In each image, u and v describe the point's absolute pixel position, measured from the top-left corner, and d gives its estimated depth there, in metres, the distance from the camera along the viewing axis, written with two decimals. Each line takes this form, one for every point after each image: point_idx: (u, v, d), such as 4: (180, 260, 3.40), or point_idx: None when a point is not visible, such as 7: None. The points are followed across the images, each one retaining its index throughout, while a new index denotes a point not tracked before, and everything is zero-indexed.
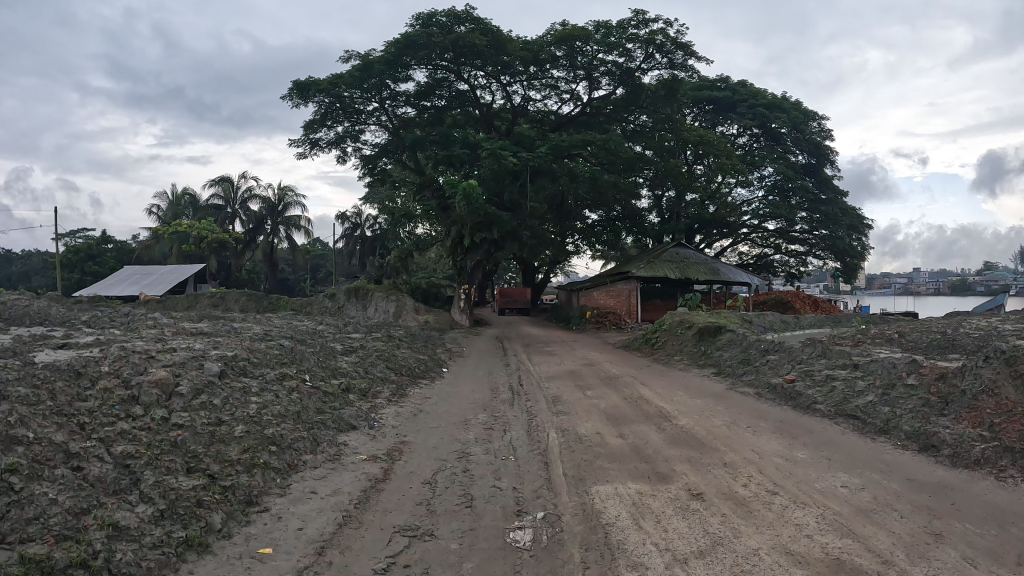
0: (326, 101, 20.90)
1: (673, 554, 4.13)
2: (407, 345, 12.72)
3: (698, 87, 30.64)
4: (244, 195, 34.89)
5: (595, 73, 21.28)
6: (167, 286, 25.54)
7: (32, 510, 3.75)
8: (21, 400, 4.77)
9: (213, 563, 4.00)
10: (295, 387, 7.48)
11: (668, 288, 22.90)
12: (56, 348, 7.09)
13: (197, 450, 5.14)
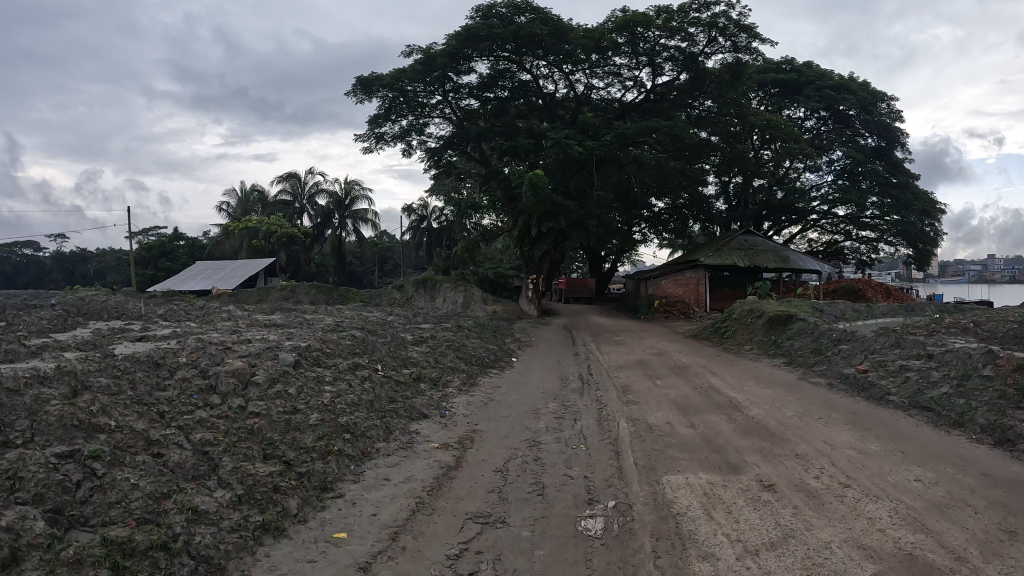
0: (390, 96, 21.16)
1: (744, 545, 4.07)
2: (476, 335, 12.81)
3: (763, 69, 29.93)
4: (311, 190, 35.49)
5: (657, 59, 20.96)
6: (239, 280, 26.26)
7: (115, 494, 3.92)
8: (102, 389, 4.99)
9: (289, 547, 4.11)
10: (368, 375, 7.63)
11: (738, 275, 21.87)
12: (135, 340, 7.38)
13: (273, 437, 5.29)
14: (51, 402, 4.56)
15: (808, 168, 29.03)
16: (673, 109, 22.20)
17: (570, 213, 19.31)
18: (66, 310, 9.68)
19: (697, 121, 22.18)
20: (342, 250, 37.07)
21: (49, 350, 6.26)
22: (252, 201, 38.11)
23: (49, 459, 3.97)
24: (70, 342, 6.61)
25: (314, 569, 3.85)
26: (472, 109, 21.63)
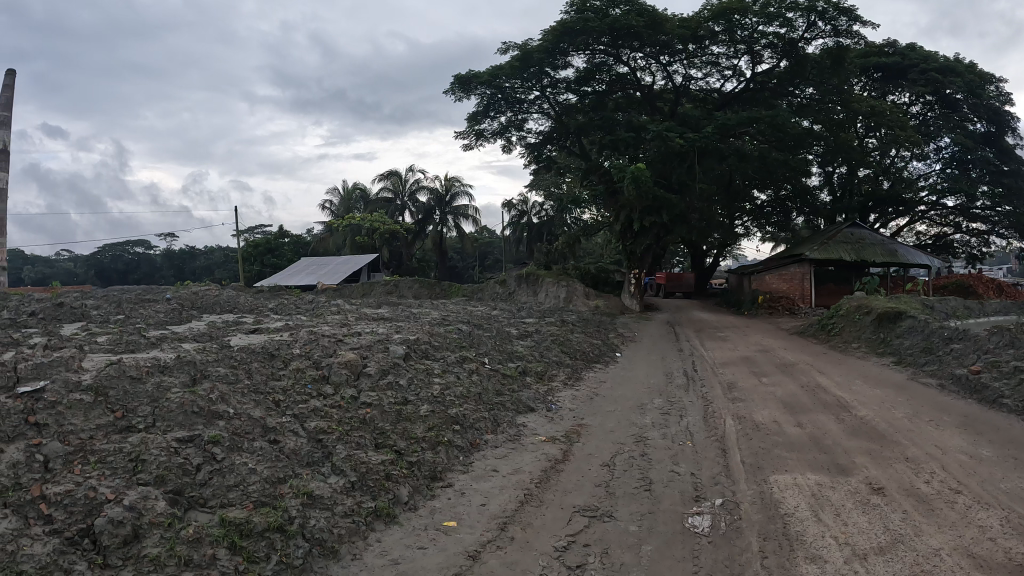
0: (488, 92, 21.45)
1: (852, 549, 3.93)
2: (581, 330, 12.83)
3: (865, 52, 27.90)
4: (412, 187, 36.18)
5: (755, 47, 20.37)
6: (343, 276, 27.10)
7: (233, 477, 4.14)
8: (222, 378, 5.28)
9: (400, 533, 4.25)
10: (475, 368, 7.76)
11: (842, 272, 21.44)
12: (250, 332, 7.74)
13: (384, 426, 5.47)
14: (172, 390, 4.86)
15: (913, 156, 27.63)
16: (775, 96, 21.58)
17: (672, 206, 18.98)
18: (183, 304, 10.22)
19: (799, 109, 21.37)
20: (443, 246, 37.56)
21: (171, 341, 6.65)
22: (354, 199, 39.28)
23: (171, 443, 4.23)
24: (190, 334, 7.01)
25: (424, 556, 3.97)
26: (569, 103, 21.66)
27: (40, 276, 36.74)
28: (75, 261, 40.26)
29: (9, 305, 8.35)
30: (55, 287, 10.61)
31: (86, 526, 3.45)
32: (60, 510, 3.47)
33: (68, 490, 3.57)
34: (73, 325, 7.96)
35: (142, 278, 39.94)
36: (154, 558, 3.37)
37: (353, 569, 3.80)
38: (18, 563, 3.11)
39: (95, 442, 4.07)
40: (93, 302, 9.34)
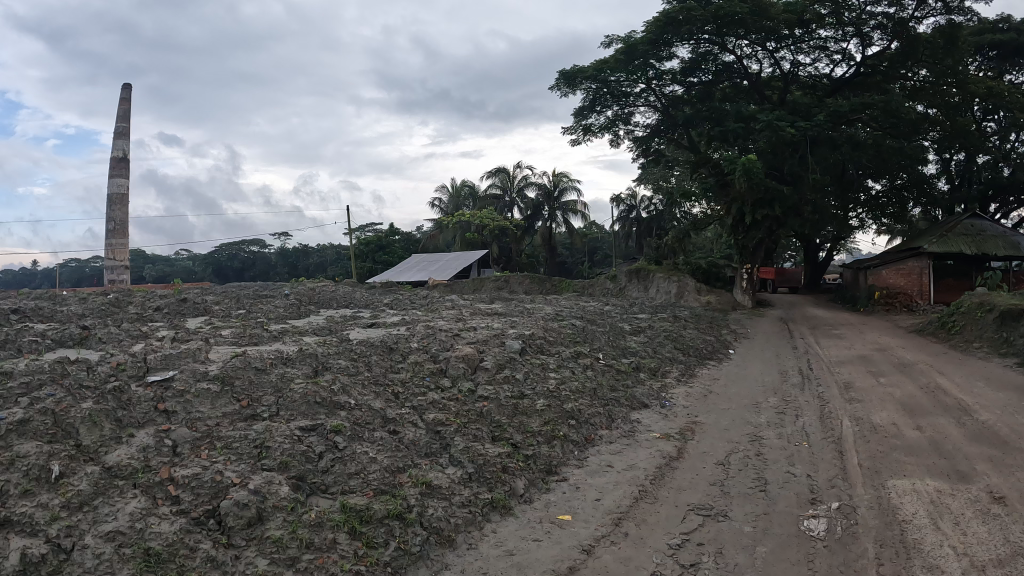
0: (594, 87, 21.57)
1: (971, 560, 3.73)
2: (693, 326, 12.65)
3: (980, 31, 26.48)
4: (521, 183, 35.91)
5: (864, 28, 19.52)
6: (453, 271, 27.09)
7: (354, 466, 4.45)
8: (343, 370, 5.75)
9: (516, 525, 4.40)
10: (589, 364, 7.84)
11: (961, 266, 20.18)
12: (368, 326, 8.11)
13: (501, 420, 5.71)
14: (295, 380, 5.33)
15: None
16: (887, 80, 20.54)
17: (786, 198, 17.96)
18: (300, 298, 10.66)
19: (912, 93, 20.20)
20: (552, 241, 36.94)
21: (291, 334, 7.07)
22: (463, 196, 39.47)
23: (295, 431, 4.63)
24: (310, 329, 7.42)
25: (539, 547, 4.08)
26: (676, 94, 21.40)
27: (164, 274, 38.66)
28: (194, 259, 42.25)
29: (138, 301, 8.92)
30: (181, 282, 11.24)
31: (212, 508, 3.78)
32: (187, 491, 3.83)
33: (195, 474, 3.95)
34: (197, 318, 8.44)
35: (256, 274, 41.77)
36: (276, 540, 3.64)
37: (469, 558, 3.98)
38: (149, 540, 3.42)
39: (220, 429, 4.50)
40: (214, 298, 9.88)
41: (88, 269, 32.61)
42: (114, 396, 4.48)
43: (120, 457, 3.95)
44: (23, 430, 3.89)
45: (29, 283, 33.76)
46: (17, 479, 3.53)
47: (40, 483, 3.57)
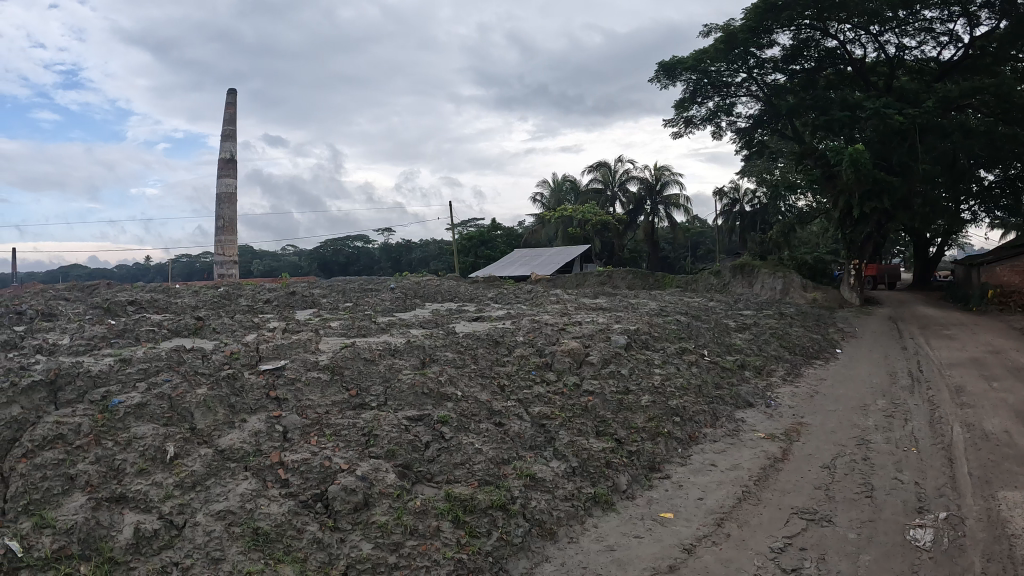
0: (693, 79, 20.53)
1: None
2: (799, 324, 12.26)
3: None
4: (622, 176, 32.99)
5: (972, 7, 18.46)
6: (556, 266, 24.75)
7: (460, 456, 4.88)
8: (450, 362, 6.23)
9: (617, 521, 4.74)
10: (694, 360, 7.73)
11: None
12: (472, 320, 8.45)
13: (606, 415, 5.98)
14: (403, 371, 5.82)
15: None
16: (997, 63, 19.25)
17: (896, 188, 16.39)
18: (405, 292, 10.86)
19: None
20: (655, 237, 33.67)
21: (397, 326, 7.49)
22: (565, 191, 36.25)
23: (402, 421, 5.10)
24: (417, 322, 7.85)
25: (639, 544, 4.43)
26: (779, 84, 19.93)
27: (270, 269, 38.57)
28: (298, 253, 41.53)
29: (248, 293, 9.28)
30: (289, 276, 11.52)
31: (319, 492, 4.27)
32: (295, 475, 4.35)
33: (304, 459, 4.46)
34: (305, 311, 8.78)
35: (359, 269, 41.72)
36: (381, 525, 4.08)
37: (570, 551, 4.36)
38: (257, 520, 3.93)
39: (329, 416, 5.04)
40: (321, 291, 10.22)
41: (198, 265, 33.75)
42: (227, 382, 5.09)
43: (231, 440, 4.52)
44: (140, 413, 4.53)
45: (144, 278, 35.40)
46: (134, 458, 4.15)
47: (155, 462, 4.19)
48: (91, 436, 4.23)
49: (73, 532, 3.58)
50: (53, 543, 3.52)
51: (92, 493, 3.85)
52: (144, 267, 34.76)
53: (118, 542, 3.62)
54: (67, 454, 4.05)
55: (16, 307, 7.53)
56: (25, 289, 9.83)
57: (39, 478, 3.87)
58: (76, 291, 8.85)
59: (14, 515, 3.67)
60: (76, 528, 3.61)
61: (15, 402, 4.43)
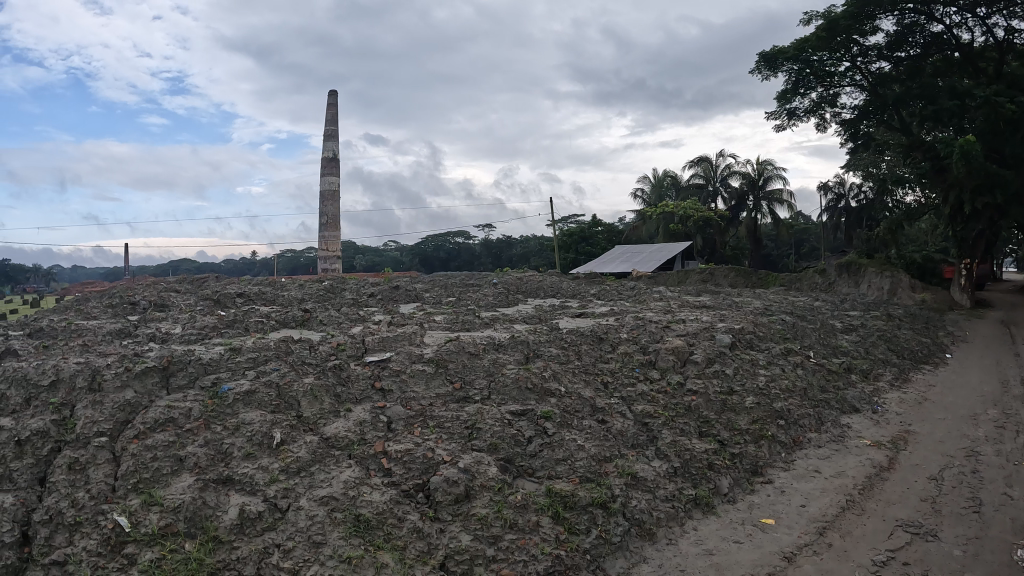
0: (795, 69, 19.13)
1: None
2: (908, 327, 11.74)
3: None
4: (725, 171, 31.24)
5: None
6: (657, 264, 23.58)
7: (562, 452, 4.91)
8: (554, 358, 6.29)
9: (716, 524, 4.72)
10: (800, 362, 7.48)
11: None
12: (577, 317, 8.48)
13: (709, 415, 5.91)
14: (507, 366, 5.91)
15: None
16: None
17: (1010, 182, 15.25)
18: (509, 288, 10.96)
19: None
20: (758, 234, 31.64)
21: (501, 322, 7.65)
22: (666, 187, 34.63)
23: (507, 415, 5.17)
24: (521, 317, 8.01)
25: (739, 550, 4.37)
26: (883, 73, 18.84)
27: (374, 263, 38.29)
28: (398, 248, 41.88)
29: (353, 287, 9.59)
30: (392, 272, 11.74)
31: (421, 482, 4.38)
32: (398, 464, 4.48)
33: (408, 449, 4.59)
34: (409, 305, 9.01)
35: (460, 266, 39.67)
36: (480, 518, 4.15)
37: (668, 553, 4.36)
38: (359, 507, 4.05)
39: (433, 408, 5.18)
40: (424, 286, 10.45)
41: (302, 260, 34.36)
42: (335, 373, 5.39)
43: (337, 429, 4.74)
44: (249, 400, 4.83)
45: (250, 271, 37.09)
46: (241, 443, 4.40)
47: (262, 447, 4.42)
48: (201, 420, 4.53)
49: (179, 512, 3.81)
50: (160, 520, 3.75)
51: (199, 474, 4.10)
52: (251, 261, 36.37)
53: (223, 523, 3.81)
54: (177, 437, 4.35)
55: (133, 299, 8.00)
56: (148, 281, 10.42)
57: (149, 457, 4.15)
58: (187, 284, 9.32)
59: (125, 492, 3.96)
60: (183, 507, 3.84)
61: (130, 385, 4.85)
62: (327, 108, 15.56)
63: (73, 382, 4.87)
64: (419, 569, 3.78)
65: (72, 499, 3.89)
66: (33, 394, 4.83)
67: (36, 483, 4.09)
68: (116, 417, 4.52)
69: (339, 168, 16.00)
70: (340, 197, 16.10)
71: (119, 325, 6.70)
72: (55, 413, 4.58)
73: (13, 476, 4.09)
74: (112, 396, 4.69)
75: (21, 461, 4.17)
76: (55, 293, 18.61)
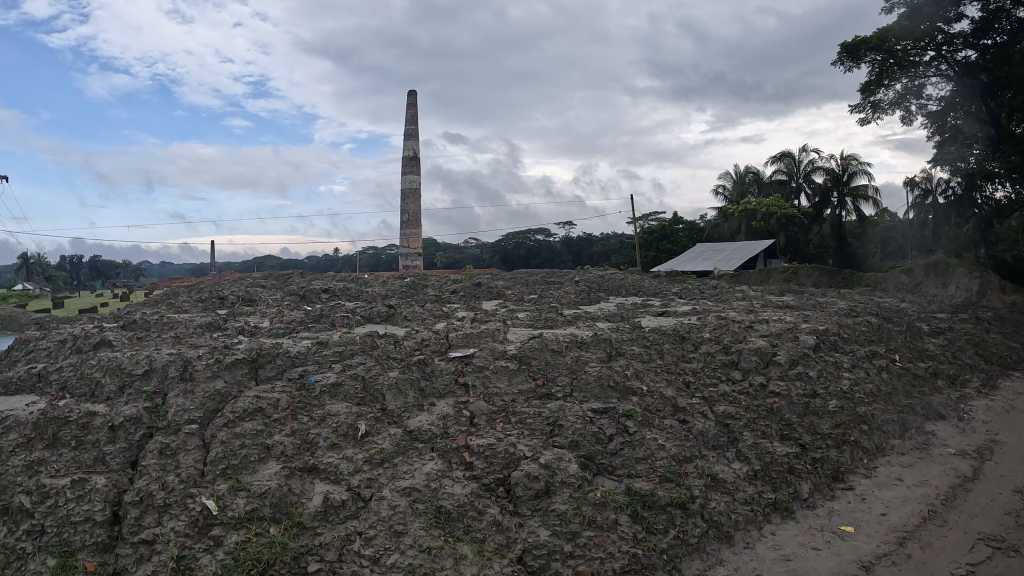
0: (879, 59, 18.19)
1: None
2: (999, 331, 11.14)
3: None
4: (808, 167, 30.19)
5: None
6: (739, 262, 23.04)
7: (643, 451, 4.87)
8: (637, 356, 6.25)
9: (795, 530, 4.64)
10: (885, 365, 7.21)
11: None
12: (659, 315, 8.42)
13: (791, 418, 5.79)
14: (590, 363, 5.88)
15: None
16: None
17: None
18: (590, 285, 10.93)
19: None
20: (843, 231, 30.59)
21: (584, 320, 7.63)
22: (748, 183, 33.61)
23: (589, 413, 5.17)
24: (602, 315, 7.97)
25: (816, 556, 4.30)
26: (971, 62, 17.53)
27: (454, 260, 38.64)
28: (479, 245, 42.14)
29: (435, 284, 9.73)
30: (473, 270, 11.84)
31: (502, 477, 4.44)
32: (479, 459, 4.55)
33: (490, 444, 4.65)
34: (491, 302, 9.09)
35: (541, 263, 38.74)
36: (560, 514, 4.17)
37: (745, 557, 4.30)
38: (441, 499, 4.14)
39: (516, 404, 5.23)
40: (505, 283, 10.52)
41: (384, 257, 35.04)
42: (420, 368, 5.51)
43: (420, 422, 4.84)
44: (335, 392, 5.00)
45: (333, 268, 38.22)
46: (327, 434, 4.55)
47: (347, 438, 4.56)
48: (288, 411, 4.71)
49: (265, 497, 3.97)
50: (246, 505, 3.91)
51: (286, 462, 4.27)
52: (333, 257, 37.50)
53: (307, 509, 3.95)
54: (265, 426, 4.54)
55: (220, 294, 8.36)
56: (237, 276, 10.84)
57: (237, 445, 4.34)
58: (274, 279, 9.65)
59: (213, 477, 4.15)
60: (269, 493, 3.99)
61: (221, 375, 5.09)
62: (407, 107, 15.82)
63: (166, 371, 5.13)
64: (498, 562, 3.84)
65: (162, 482, 4.10)
66: (127, 382, 5.11)
67: (127, 466, 4.32)
68: (205, 405, 4.73)
69: (419, 166, 16.26)
70: (421, 194, 16.36)
71: (210, 319, 7.00)
72: (148, 401, 4.84)
73: (106, 458, 4.34)
74: (202, 385, 4.92)
75: (115, 445, 4.42)
76: (153, 288, 19.62)
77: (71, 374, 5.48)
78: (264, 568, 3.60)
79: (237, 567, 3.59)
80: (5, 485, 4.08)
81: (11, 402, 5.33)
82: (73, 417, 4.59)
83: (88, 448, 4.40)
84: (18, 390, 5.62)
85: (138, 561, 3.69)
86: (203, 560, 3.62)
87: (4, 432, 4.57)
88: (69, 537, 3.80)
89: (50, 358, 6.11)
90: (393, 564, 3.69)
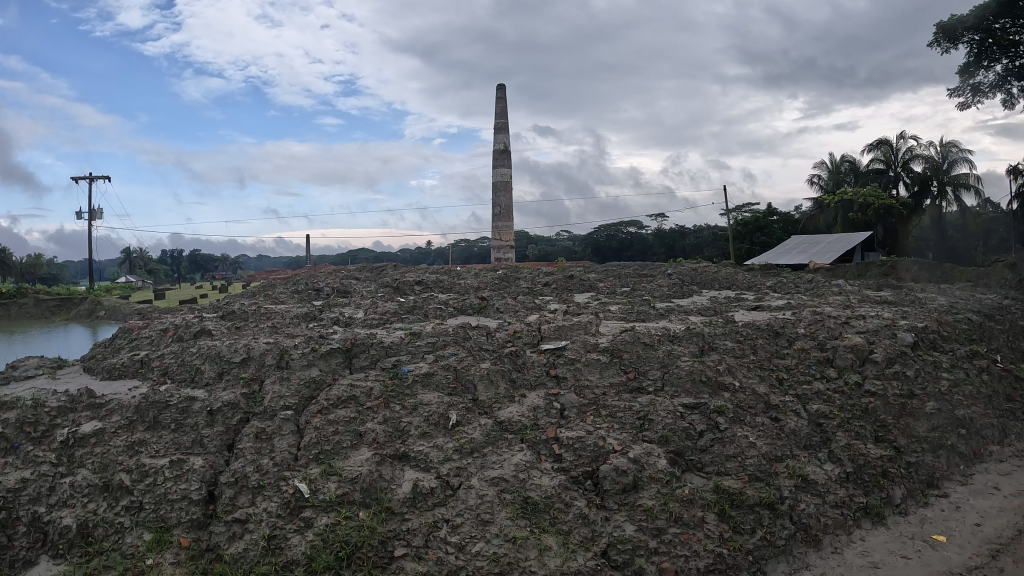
0: (977, 39, 17.03)
1: None
2: None
3: None
4: (907, 155, 28.82)
5: None
6: (836, 256, 22.18)
7: (732, 448, 4.77)
8: (728, 351, 6.11)
9: (886, 536, 4.47)
10: (987, 367, 6.82)
11: None
12: (751, 309, 8.20)
13: (887, 419, 5.54)
14: (681, 358, 5.78)
15: None
16: None
17: None
18: (682, 279, 10.73)
19: None
20: (943, 222, 29.08)
21: (676, 313, 7.52)
22: (844, 172, 32.30)
23: (678, 408, 5.10)
24: (695, 309, 7.81)
25: (907, 565, 4.14)
26: None
27: (546, 253, 38.63)
28: (571, 237, 41.92)
29: (528, 277, 9.77)
30: (562, 263, 11.81)
31: (590, 470, 4.44)
32: (568, 452, 4.56)
33: (579, 437, 4.64)
34: (583, 295, 9.07)
35: (634, 255, 38.15)
36: (646, 509, 4.14)
37: (833, 562, 4.18)
38: (528, 490, 4.18)
39: (605, 398, 5.21)
40: (597, 276, 10.45)
41: (474, 251, 35.44)
42: (511, 360, 5.56)
43: (510, 413, 4.89)
44: (426, 382, 5.10)
45: (425, 261, 38.85)
46: (418, 422, 4.65)
47: (437, 427, 4.65)
48: (380, 400, 4.84)
49: (355, 483, 4.10)
50: (337, 489, 4.06)
51: (376, 449, 4.39)
52: (425, 251, 38.13)
53: (396, 496, 4.06)
54: (358, 414, 4.69)
55: (317, 287, 8.63)
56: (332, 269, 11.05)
57: (331, 431, 4.50)
58: (368, 272, 9.86)
59: (306, 461, 4.31)
60: (359, 478, 4.12)
61: (315, 363, 5.28)
62: (496, 101, 15.92)
63: (262, 359, 5.36)
64: (581, 555, 3.84)
65: (257, 464, 4.30)
66: (226, 368, 5.36)
67: (224, 448, 4.54)
68: (301, 392, 4.92)
69: (509, 160, 16.35)
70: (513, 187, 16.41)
71: (307, 310, 7.26)
72: (245, 387, 5.07)
73: (204, 441, 4.57)
74: (298, 373, 5.12)
75: (212, 428, 4.65)
76: (257, 276, 20.32)
77: (173, 360, 5.79)
78: (351, 550, 3.73)
79: (327, 548, 3.73)
80: (108, 463, 4.36)
81: (117, 387, 5.69)
82: (173, 401, 4.86)
83: (187, 431, 4.65)
84: (123, 375, 5.98)
85: (231, 538, 3.89)
86: (293, 540, 3.78)
87: (108, 414, 4.88)
88: (166, 514, 4.04)
89: (153, 345, 6.46)
90: (478, 552, 3.75)
